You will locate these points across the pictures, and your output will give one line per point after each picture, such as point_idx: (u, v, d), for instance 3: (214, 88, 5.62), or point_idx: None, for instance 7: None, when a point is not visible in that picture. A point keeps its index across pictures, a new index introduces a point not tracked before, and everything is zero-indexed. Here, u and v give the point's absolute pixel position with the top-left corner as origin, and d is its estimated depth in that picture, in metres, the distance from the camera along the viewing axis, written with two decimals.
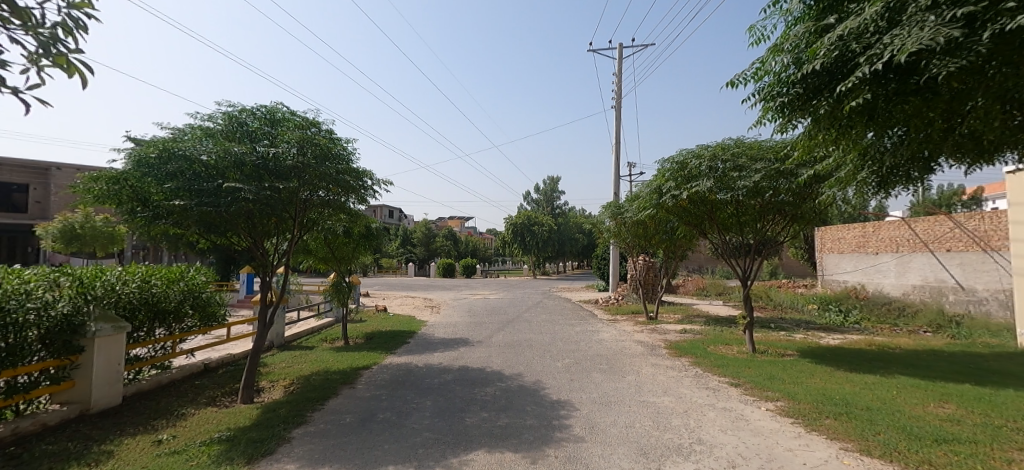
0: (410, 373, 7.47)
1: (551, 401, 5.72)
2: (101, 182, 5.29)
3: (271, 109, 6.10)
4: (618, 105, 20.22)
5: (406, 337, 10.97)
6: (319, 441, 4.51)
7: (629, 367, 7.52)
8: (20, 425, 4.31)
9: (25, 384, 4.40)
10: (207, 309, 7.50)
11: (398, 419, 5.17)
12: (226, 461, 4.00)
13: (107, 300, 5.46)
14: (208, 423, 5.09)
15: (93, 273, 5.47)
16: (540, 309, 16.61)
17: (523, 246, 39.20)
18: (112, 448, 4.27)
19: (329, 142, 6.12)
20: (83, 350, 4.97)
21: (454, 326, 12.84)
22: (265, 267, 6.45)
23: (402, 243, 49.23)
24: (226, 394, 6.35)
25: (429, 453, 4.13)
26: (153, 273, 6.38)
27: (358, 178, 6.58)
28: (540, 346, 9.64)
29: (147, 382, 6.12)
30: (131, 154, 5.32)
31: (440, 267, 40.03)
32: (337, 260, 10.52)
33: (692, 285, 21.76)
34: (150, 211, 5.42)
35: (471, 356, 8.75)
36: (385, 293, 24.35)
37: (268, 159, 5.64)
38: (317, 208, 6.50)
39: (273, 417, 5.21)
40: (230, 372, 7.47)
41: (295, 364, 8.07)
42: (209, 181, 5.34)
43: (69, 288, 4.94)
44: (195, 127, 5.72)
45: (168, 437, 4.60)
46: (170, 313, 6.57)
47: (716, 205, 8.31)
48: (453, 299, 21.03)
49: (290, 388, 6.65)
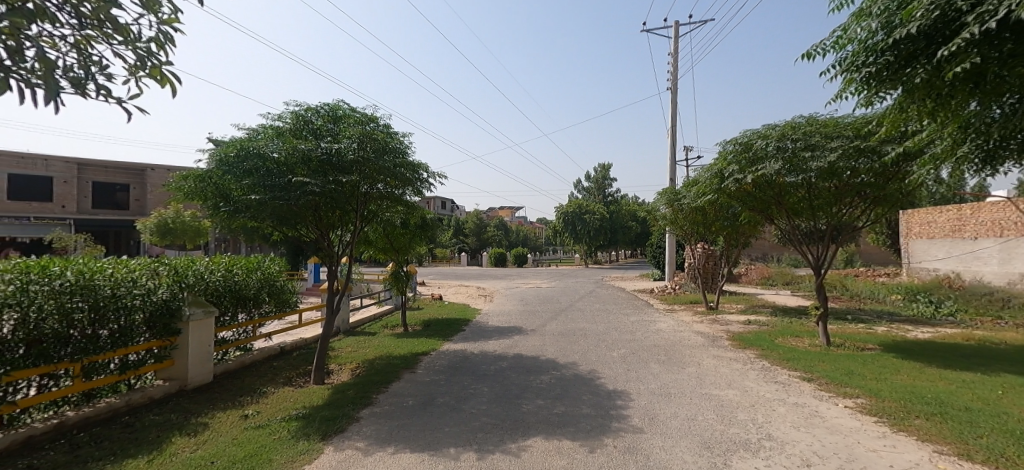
0: (466, 360, 7.67)
1: (607, 391, 5.67)
2: (190, 180, 5.84)
3: (334, 106, 6.39)
4: (674, 87, 19.43)
5: (461, 325, 11.31)
6: (385, 422, 4.76)
7: (689, 359, 7.29)
8: (132, 397, 4.91)
9: (135, 361, 5.02)
10: (281, 296, 8.09)
11: (457, 403, 5.35)
12: (304, 436, 4.34)
13: (197, 287, 6.03)
14: (287, 401, 5.52)
15: (186, 263, 6.05)
16: (593, 299, 16.41)
17: (575, 236, 38.77)
18: (207, 421, 4.76)
19: (386, 136, 6.37)
20: (181, 333, 5.56)
21: (507, 315, 12.99)
22: (331, 257, 6.87)
23: (456, 233, 50.24)
24: (300, 375, 6.86)
25: (487, 437, 4.24)
26: (234, 263, 6.96)
27: (415, 171, 6.80)
28: (595, 336, 9.56)
29: (234, 363, 6.73)
30: (213, 154, 5.83)
31: (492, 256, 40.66)
32: (395, 251, 11.03)
33: (756, 274, 20.65)
34: (231, 206, 5.90)
35: (526, 345, 8.83)
36: (439, 283, 24.96)
37: (332, 154, 5.98)
38: (376, 201, 6.81)
39: (343, 398, 5.56)
40: (303, 355, 8.05)
41: (359, 349, 8.52)
42: (281, 177, 5.75)
43: (167, 276, 5.50)
44: (268, 128, 6.12)
45: (253, 413, 5.04)
46: (250, 299, 7.16)
47: (784, 189, 7.78)
48: (506, 288, 21.31)
49: (356, 371, 7.06)
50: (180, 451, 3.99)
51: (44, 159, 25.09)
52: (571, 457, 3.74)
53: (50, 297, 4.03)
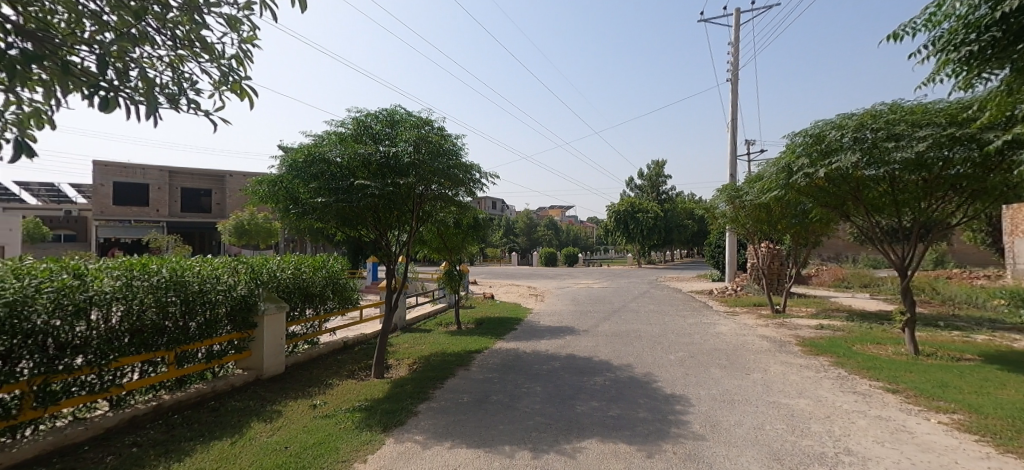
0: (519, 359, 7.70)
1: (665, 395, 5.48)
2: (264, 185, 6.30)
3: (391, 111, 6.64)
4: (734, 78, 18.47)
5: (513, 324, 11.37)
6: (442, 417, 4.88)
7: (754, 364, 6.89)
8: (217, 384, 5.37)
9: (218, 351, 5.50)
10: (344, 293, 8.52)
11: (511, 402, 5.38)
12: (367, 427, 4.55)
13: (271, 284, 6.49)
14: (350, 393, 5.81)
15: (261, 261, 6.54)
16: (648, 299, 15.95)
17: (627, 235, 37.84)
18: (280, 408, 5.11)
19: (441, 138, 6.53)
20: (257, 326, 6.01)
21: (558, 314, 12.92)
22: (389, 256, 7.14)
23: (506, 233, 50.63)
24: (362, 369, 7.20)
25: (541, 437, 4.24)
26: (302, 261, 7.43)
27: (468, 172, 6.92)
28: (651, 338, 9.29)
29: (303, 355, 7.17)
30: (284, 160, 6.25)
31: (542, 256, 40.58)
32: (448, 250, 11.30)
33: (828, 276, 19.17)
34: (299, 208, 6.30)
35: (579, 345, 8.74)
36: (491, 282, 25.27)
37: (389, 158, 6.22)
38: (431, 202, 6.99)
39: (401, 392, 5.77)
40: (364, 350, 8.45)
41: (416, 346, 8.81)
42: (343, 180, 6.06)
43: (244, 273, 5.98)
44: (332, 134, 6.47)
45: (321, 403, 5.36)
46: (316, 295, 7.61)
47: (863, 183, 7.16)
48: (557, 288, 21.18)
49: (413, 367, 7.30)
50: (258, 436, 4.31)
51: (142, 168, 28.09)
52: (629, 461, 3.66)
53: (149, 291, 4.50)
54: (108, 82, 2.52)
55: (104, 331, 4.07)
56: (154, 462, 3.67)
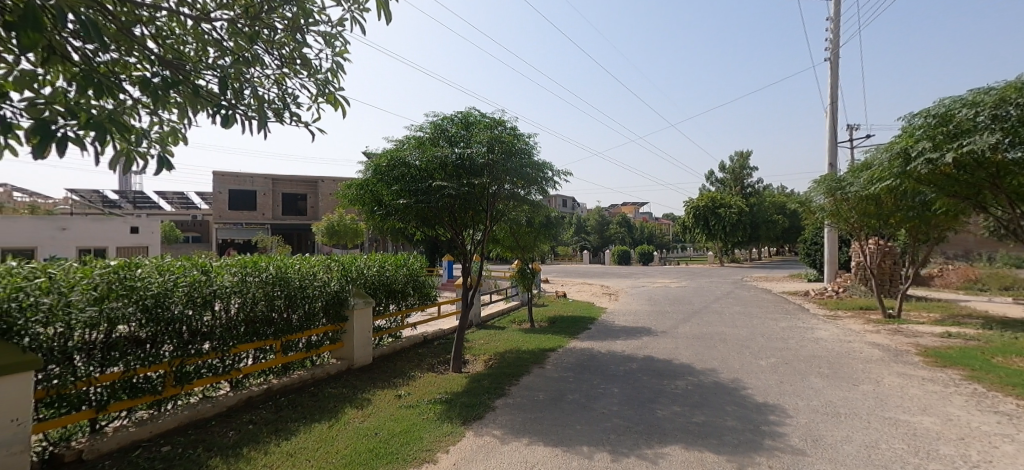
0: (594, 359, 7.57)
1: (756, 404, 5.08)
2: (352, 188, 6.78)
3: (466, 114, 6.82)
4: (833, 57, 16.68)
5: (587, 323, 11.22)
6: (519, 413, 4.93)
7: (862, 375, 6.17)
8: (315, 371, 5.89)
9: (316, 342, 6.02)
10: (423, 290, 8.93)
11: (588, 402, 5.30)
12: (448, 419, 4.73)
13: (359, 280, 6.98)
14: (431, 385, 6.08)
15: (350, 259, 7.06)
16: (733, 300, 14.92)
17: (707, 232, 35.72)
18: (369, 396, 5.48)
19: (513, 138, 6.59)
20: (348, 319, 6.50)
21: (634, 314, 12.51)
22: (465, 254, 7.36)
23: (578, 231, 50.06)
24: (441, 363, 7.50)
25: (621, 440, 4.12)
26: (385, 259, 7.89)
27: (540, 170, 6.92)
28: (737, 341, 8.68)
29: (387, 348, 7.62)
30: (368, 165, 6.66)
31: (615, 254, 39.60)
32: (521, 249, 11.40)
33: (955, 277, 16.63)
34: (383, 210, 6.68)
35: (657, 347, 8.39)
36: (563, 280, 25.17)
37: (464, 159, 6.40)
38: (504, 201, 7.09)
39: (479, 387, 5.92)
40: (442, 344, 8.79)
41: (491, 342, 8.99)
42: (422, 182, 6.34)
43: (337, 270, 6.49)
44: (412, 138, 6.79)
45: (405, 393, 5.66)
46: (399, 291, 8.06)
47: (1004, 168, 6.10)
48: (632, 287, 20.58)
49: (489, 363, 7.46)
50: (351, 421, 4.65)
51: (251, 176, 31.61)
52: None
53: (259, 287, 5.04)
54: (227, 102, 2.88)
55: (224, 321, 4.63)
56: (267, 439, 4.10)
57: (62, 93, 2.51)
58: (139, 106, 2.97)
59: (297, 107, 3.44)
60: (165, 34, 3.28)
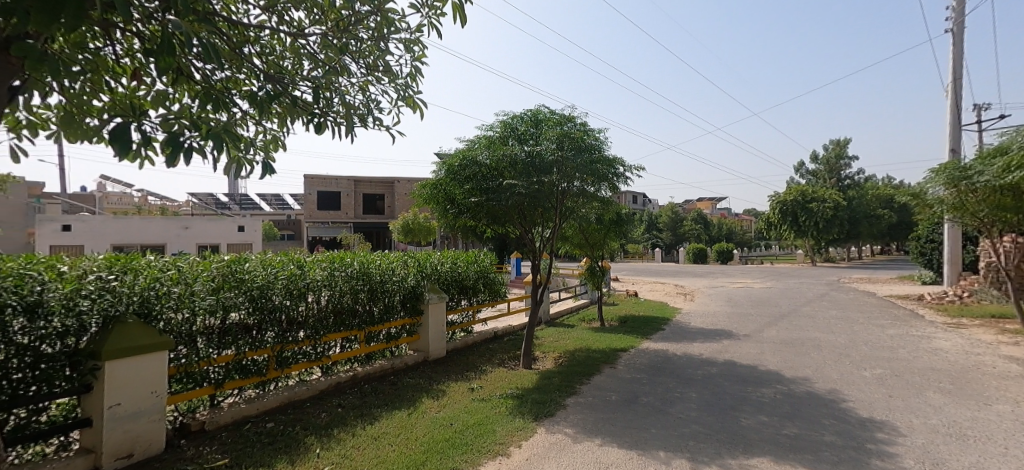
0: (669, 361, 7.25)
1: (859, 418, 4.58)
2: (427, 188, 7.05)
3: (535, 111, 6.84)
4: (957, 28, 14.53)
5: (661, 324, 10.78)
6: (590, 413, 4.86)
7: (996, 393, 5.32)
8: (395, 362, 6.23)
9: (394, 333, 6.37)
10: (493, 287, 9.09)
11: (663, 405, 5.09)
12: (520, 414, 4.77)
13: (433, 276, 7.26)
14: (503, 380, 6.18)
15: (425, 255, 7.36)
16: (827, 304, 13.56)
17: (796, 228, 32.79)
18: (444, 388, 5.69)
19: (583, 135, 6.50)
20: (423, 312, 6.79)
21: (713, 316, 11.81)
22: (534, 252, 7.39)
23: (649, 228, 48.27)
24: (512, 359, 7.59)
25: (701, 447, 3.91)
26: (457, 256, 8.13)
27: (611, 166, 6.75)
28: (834, 349, 7.88)
29: (460, 342, 7.86)
30: (442, 165, 6.89)
31: (690, 252, 37.64)
32: (591, 246, 11.21)
33: None
34: (456, 208, 6.88)
35: (740, 351, 7.84)
36: (634, 278, 24.42)
37: (533, 157, 6.41)
38: (574, 198, 7.01)
39: (550, 384, 5.92)
40: (512, 341, 8.90)
41: (560, 340, 8.95)
42: (493, 181, 6.45)
43: (413, 266, 6.80)
44: (482, 138, 6.90)
45: (478, 387, 5.80)
46: (470, 288, 8.28)
47: None
48: (709, 287, 19.45)
49: (559, 360, 7.43)
50: (428, 410, 4.86)
51: (336, 179, 34.10)
52: None
53: (345, 281, 5.43)
54: (320, 111, 3.12)
55: (316, 312, 5.04)
56: (354, 422, 4.40)
57: (187, 109, 2.88)
58: (247, 117, 3.32)
59: (379, 112, 3.64)
60: (268, 51, 3.62)
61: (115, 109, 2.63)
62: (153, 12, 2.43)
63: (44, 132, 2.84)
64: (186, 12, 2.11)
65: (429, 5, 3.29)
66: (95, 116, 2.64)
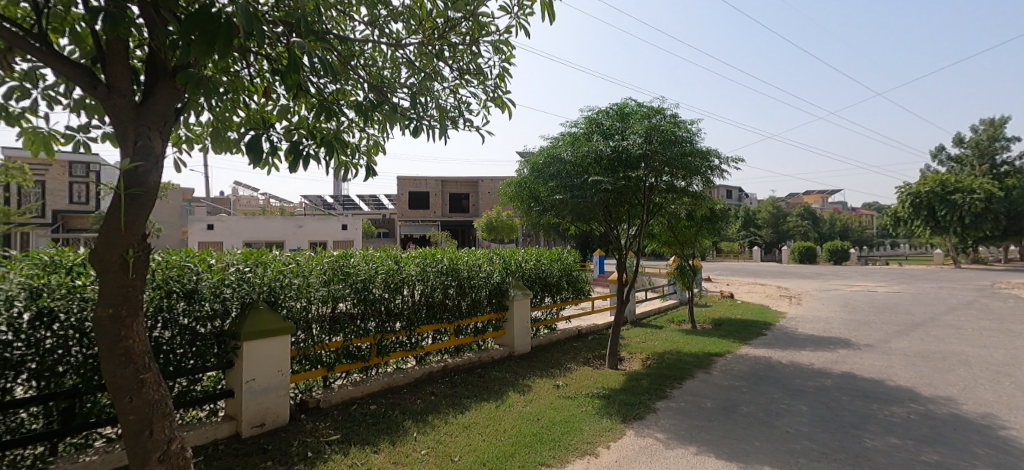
0: (773, 369, 6.64)
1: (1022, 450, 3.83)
2: (512, 186, 7.15)
3: (621, 105, 6.64)
4: None
5: (761, 328, 9.91)
6: (683, 419, 4.62)
7: None
8: (482, 355, 6.44)
9: (481, 328, 6.58)
10: (577, 285, 9.01)
11: (767, 417, 4.67)
12: (607, 415, 4.68)
13: (518, 273, 7.38)
14: (588, 379, 6.10)
15: (510, 252, 7.50)
16: (976, 312, 11.49)
17: (932, 224, 28.19)
18: (530, 383, 5.76)
19: (673, 127, 6.17)
20: (508, 308, 6.94)
21: (824, 322, 10.60)
22: (620, 249, 7.18)
23: (746, 225, 44.61)
24: (597, 358, 7.47)
25: (814, 466, 3.53)
26: (541, 253, 8.18)
27: (704, 159, 6.33)
28: (986, 366, 6.65)
29: (544, 338, 7.91)
30: (526, 163, 6.94)
31: (796, 251, 34.12)
32: (681, 244, 10.63)
33: None
34: (540, 206, 6.88)
35: (860, 363, 6.94)
36: (729, 279, 22.73)
37: (620, 151, 6.22)
38: (663, 194, 6.69)
39: (638, 386, 5.73)
40: (597, 340, 8.75)
41: (648, 341, 8.61)
42: (578, 177, 6.38)
43: (498, 263, 6.97)
44: (566, 135, 6.83)
45: (563, 384, 5.79)
46: (553, 285, 8.28)
47: None
48: (820, 290, 17.46)
49: (647, 362, 7.16)
50: (515, 404, 4.95)
51: (425, 179, 36.05)
52: None
53: (436, 276, 5.73)
54: (416, 116, 3.32)
55: (411, 305, 5.38)
56: (447, 410, 4.64)
57: (305, 120, 3.22)
58: (354, 125, 3.63)
59: (469, 113, 3.76)
60: (371, 63, 3.93)
61: (250, 123, 3.02)
62: (279, 36, 2.75)
63: (196, 145, 3.35)
64: (307, 33, 2.35)
65: (519, 4, 3.28)
66: (234, 131, 3.06)
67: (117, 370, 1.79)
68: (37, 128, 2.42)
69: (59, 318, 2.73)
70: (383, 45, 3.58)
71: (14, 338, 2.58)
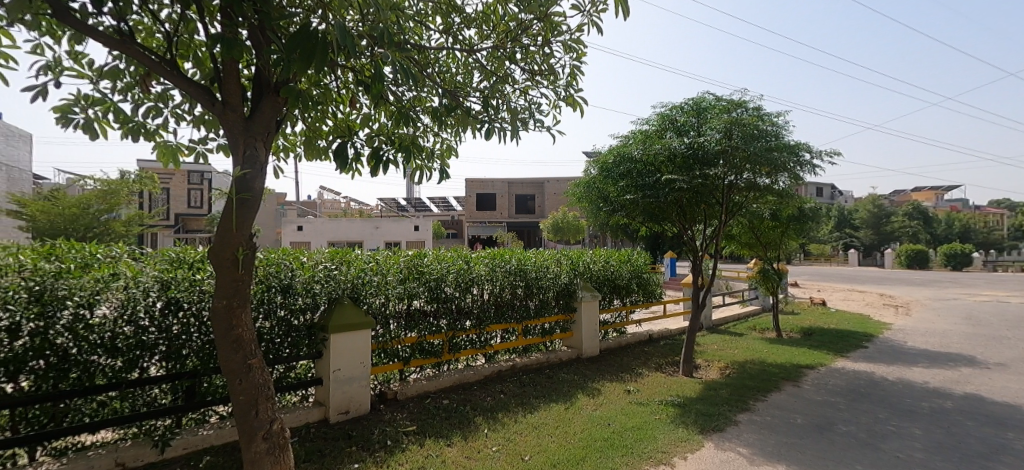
0: (875, 385, 5.95)
1: None
2: (580, 186, 7.05)
3: (697, 100, 6.31)
4: None
5: (860, 340, 8.93)
6: (769, 434, 4.28)
7: None
8: (550, 356, 6.42)
9: (549, 328, 6.57)
10: (647, 287, 8.69)
11: (870, 438, 4.20)
12: (684, 424, 4.46)
13: (586, 274, 7.26)
14: (662, 386, 5.85)
15: (578, 253, 7.40)
16: None
17: None
18: (600, 387, 5.64)
19: (756, 121, 5.74)
20: (576, 310, 6.85)
21: (939, 335, 9.32)
22: (696, 251, 6.82)
23: (840, 225, 40.47)
24: (670, 364, 7.14)
25: None
26: (610, 254, 7.99)
27: (792, 154, 5.82)
28: None
29: (613, 342, 7.72)
30: (595, 163, 6.80)
31: (901, 254, 30.38)
32: (764, 246, 9.87)
33: None
34: (610, 206, 6.71)
35: (987, 384, 6.02)
36: (819, 285, 20.76)
37: (696, 148, 5.91)
38: (744, 193, 6.25)
39: (717, 396, 5.40)
40: (669, 345, 8.38)
41: (726, 349, 8.09)
42: (650, 176, 6.16)
43: (566, 264, 6.91)
44: (637, 133, 6.61)
45: (635, 390, 5.61)
46: (623, 287, 8.04)
47: None
48: (932, 298, 15.38)
49: (726, 371, 6.73)
50: (585, 407, 4.88)
51: (492, 181, 36.77)
52: None
53: (504, 276, 5.81)
54: (489, 118, 3.38)
55: (480, 304, 5.50)
56: (516, 409, 4.68)
57: (385, 127, 3.41)
58: (429, 130, 3.78)
59: (540, 114, 3.76)
60: (445, 69, 4.06)
61: (337, 131, 3.26)
62: (364, 50, 2.94)
63: (291, 153, 3.67)
64: (389, 45, 2.49)
65: (592, 1, 3.21)
66: (324, 139, 3.31)
67: (229, 355, 2.01)
68: (167, 141, 2.79)
69: (184, 307, 3.12)
70: (457, 52, 3.69)
71: (149, 323, 3.00)
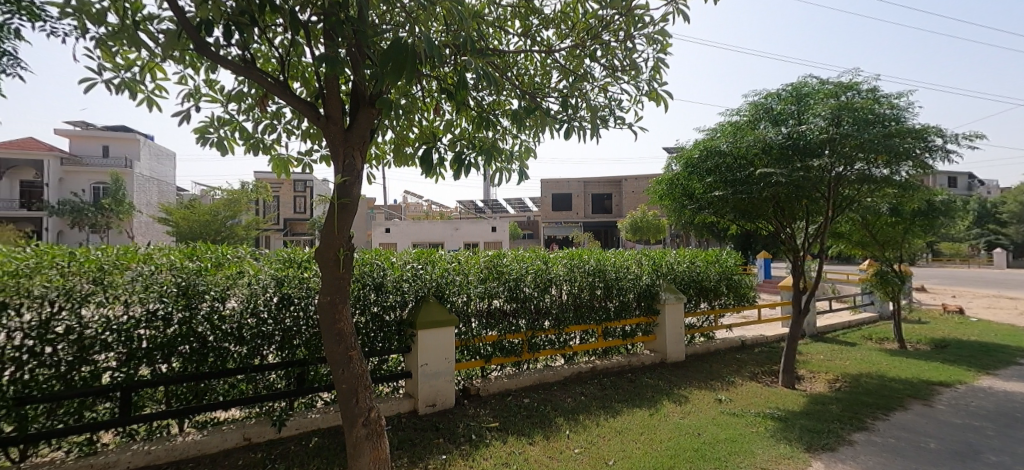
0: None
1: None
2: (662, 183, 6.73)
3: (797, 85, 5.75)
4: None
5: (1010, 355, 7.53)
6: (892, 458, 3.76)
7: None
8: (632, 359, 6.21)
9: (630, 331, 6.36)
10: (739, 290, 8.07)
11: None
12: (786, 440, 4.08)
13: (669, 275, 6.93)
14: (758, 396, 5.40)
15: (661, 254, 7.08)
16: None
17: None
18: (687, 394, 5.35)
19: (870, 104, 5.09)
20: (659, 312, 6.56)
21: None
22: (797, 251, 6.20)
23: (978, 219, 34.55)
24: (767, 374, 6.57)
25: None
26: (696, 254, 7.54)
27: (917, 139, 5.07)
28: None
29: (700, 347, 7.28)
30: (679, 158, 6.45)
31: None
32: (880, 245, 8.71)
33: None
34: (695, 204, 6.32)
35: None
36: (951, 289, 17.90)
37: (796, 138, 5.38)
38: (855, 185, 5.57)
39: (825, 411, 4.86)
40: (765, 352, 7.72)
41: (834, 359, 7.26)
42: (742, 171, 5.72)
43: (647, 264, 6.65)
44: (726, 124, 6.16)
45: (727, 399, 5.24)
46: (710, 290, 7.55)
47: None
48: None
49: (835, 384, 6.04)
50: (671, 415, 4.65)
51: (568, 181, 36.52)
52: None
53: (583, 276, 5.73)
54: (568, 118, 3.35)
55: (559, 304, 5.48)
56: (597, 412, 4.59)
57: (467, 132, 3.52)
58: (508, 133, 3.83)
59: (621, 111, 3.66)
60: (523, 71, 4.09)
61: (423, 138, 3.43)
62: (447, 59, 3.06)
63: (382, 161, 3.93)
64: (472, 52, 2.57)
65: None
66: (411, 146, 3.50)
67: (333, 346, 2.20)
68: (280, 154, 3.13)
69: (295, 302, 3.48)
70: (535, 54, 3.70)
71: (267, 316, 3.38)
